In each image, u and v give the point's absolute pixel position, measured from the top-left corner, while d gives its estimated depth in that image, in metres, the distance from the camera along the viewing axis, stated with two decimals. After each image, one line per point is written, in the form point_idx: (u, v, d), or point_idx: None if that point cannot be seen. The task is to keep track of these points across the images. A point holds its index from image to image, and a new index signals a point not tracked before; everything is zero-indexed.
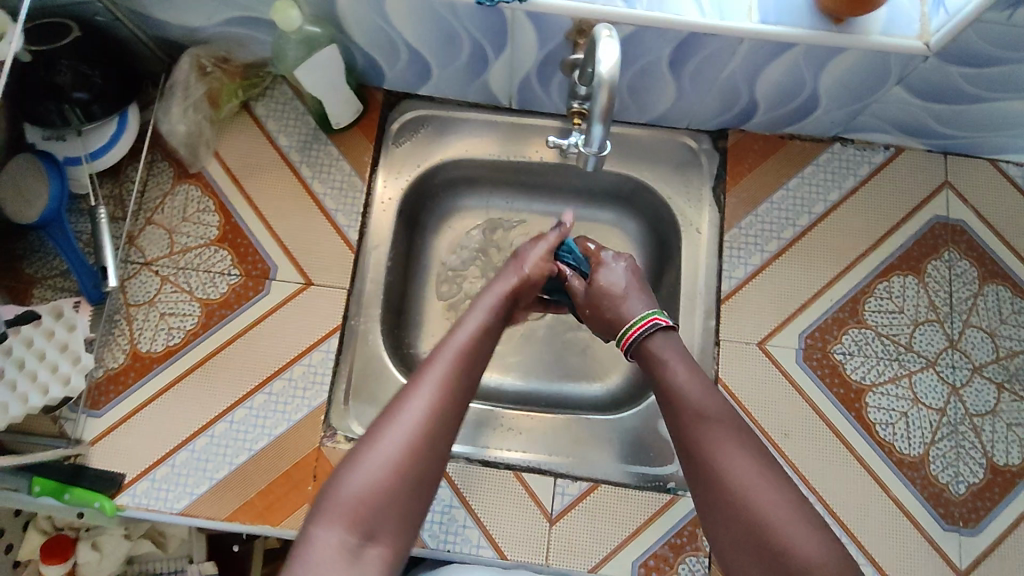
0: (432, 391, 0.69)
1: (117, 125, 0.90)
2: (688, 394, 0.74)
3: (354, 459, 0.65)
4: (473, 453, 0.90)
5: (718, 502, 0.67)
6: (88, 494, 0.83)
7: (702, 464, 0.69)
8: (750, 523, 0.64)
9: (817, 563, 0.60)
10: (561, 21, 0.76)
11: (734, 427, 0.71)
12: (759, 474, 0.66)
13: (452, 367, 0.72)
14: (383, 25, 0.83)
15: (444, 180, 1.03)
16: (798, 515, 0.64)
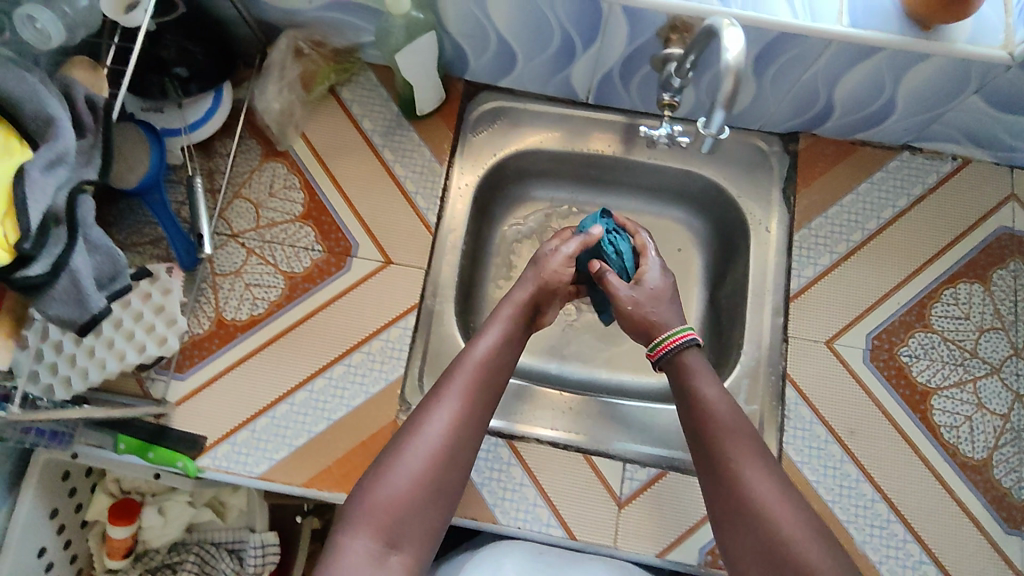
0: (453, 408, 0.72)
1: (213, 99, 0.92)
2: (712, 405, 0.73)
3: (376, 474, 0.68)
4: (507, 427, 0.92)
5: (738, 528, 0.67)
6: (169, 454, 0.85)
7: (725, 485, 0.69)
8: (772, 555, 0.64)
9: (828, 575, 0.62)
10: (656, 17, 0.79)
11: (755, 439, 0.71)
12: (781, 491, 0.67)
13: (469, 380, 0.74)
14: (479, 16, 0.86)
15: (517, 171, 1.06)
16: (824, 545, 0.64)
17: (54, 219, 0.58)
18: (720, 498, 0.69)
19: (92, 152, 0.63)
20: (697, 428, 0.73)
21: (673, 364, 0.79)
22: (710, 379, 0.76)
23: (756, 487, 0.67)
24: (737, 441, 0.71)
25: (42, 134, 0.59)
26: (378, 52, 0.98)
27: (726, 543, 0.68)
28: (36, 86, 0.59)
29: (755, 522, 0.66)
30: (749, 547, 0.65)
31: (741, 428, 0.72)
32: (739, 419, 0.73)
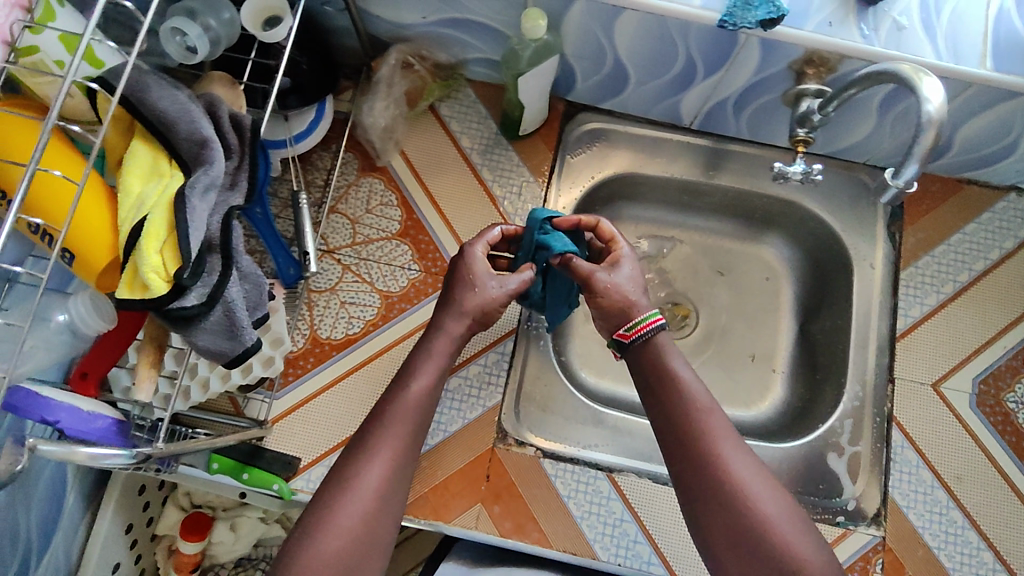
0: (386, 456, 0.67)
1: (318, 110, 0.89)
2: (683, 388, 0.72)
3: (305, 532, 0.62)
4: (558, 449, 0.88)
5: (713, 523, 0.65)
6: (265, 476, 0.81)
7: (696, 478, 0.67)
8: (752, 540, 0.63)
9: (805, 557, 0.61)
10: (793, 50, 0.76)
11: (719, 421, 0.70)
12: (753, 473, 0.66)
13: (406, 426, 0.70)
14: (602, 40, 0.83)
15: (611, 193, 1.04)
16: (796, 531, 0.63)
17: (209, 247, 0.55)
18: (693, 490, 0.67)
19: (237, 174, 0.60)
20: (664, 416, 0.72)
21: (644, 347, 0.75)
22: (675, 358, 0.74)
23: (730, 474, 0.66)
24: (701, 427, 0.69)
25: (195, 156, 0.57)
26: (482, 69, 0.96)
27: (705, 539, 0.66)
28: (188, 106, 0.56)
29: (729, 517, 0.64)
30: (726, 544, 0.64)
31: (701, 412, 0.70)
32: (704, 401, 0.71)
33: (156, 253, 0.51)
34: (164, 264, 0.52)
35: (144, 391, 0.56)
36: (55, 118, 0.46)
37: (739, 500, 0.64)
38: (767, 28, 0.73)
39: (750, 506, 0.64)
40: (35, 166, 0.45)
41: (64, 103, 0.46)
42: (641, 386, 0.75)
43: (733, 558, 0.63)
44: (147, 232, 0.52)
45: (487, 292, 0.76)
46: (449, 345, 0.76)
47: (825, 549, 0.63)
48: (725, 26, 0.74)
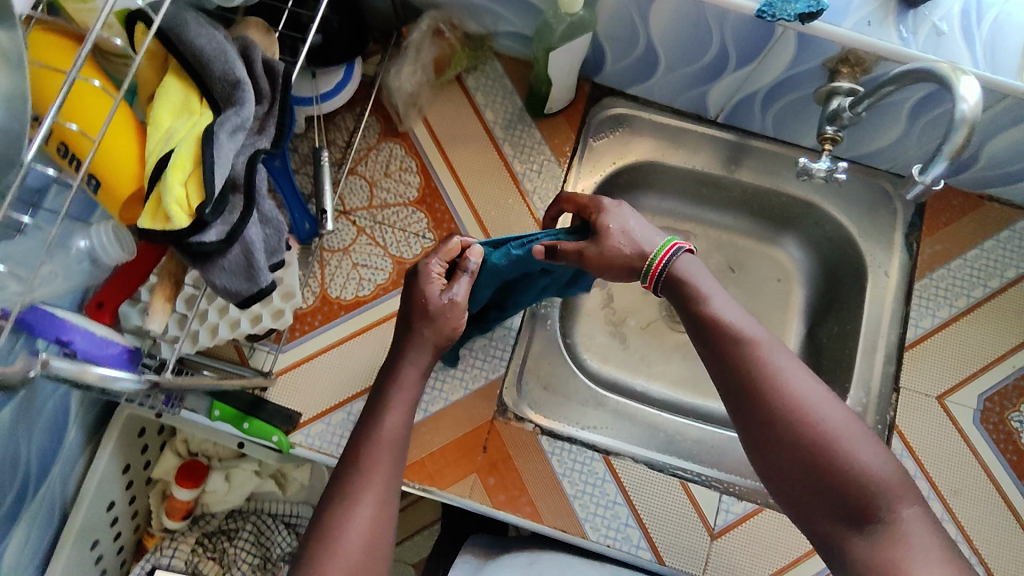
0: (370, 498, 0.61)
1: (347, 71, 0.89)
2: (720, 315, 0.66)
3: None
4: (557, 429, 0.89)
5: (766, 447, 0.59)
6: (266, 428, 0.83)
7: (742, 400, 0.61)
8: (820, 469, 0.56)
9: (880, 477, 0.55)
10: (829, 47, 0.76)
11: (769, 345, 0.63)
12: (815, 393, 0.59)
13: (382, 462, 0.63)
14: (636, 22, 0.83)
15: (630, 180, 1.04)
16: (859, 443, 0.56)
17: (232, 186, 0.56)
18: (740, 413, 0.62)
19: (266, 120, 0.61)
20: (704, 339, 0.66)
21: (672, 278, 0.70)
22: (708, 280, 0.69)
23: (780, 391, 0.59)
24: (744, 344, 0.63)
25: (226, 97, 0.57)
26: (512, 43, 0.96)
27: (759, 465, 0.60)
28: (224, 46, 0.57)
29: (782, 438, 0.58)
30: (782, 467, 0.58)
31: (740, 329, 0.64)
32: (743, 318, 0.66)
33: (179, 185, 0.52)
34: (187, 197, 0.52)
35: (156, 322, 0.56)
36: (95, 33, 0.46)
37: (790, 418, 0.58)
38: (804, 21, 0.73)
39: (805, 425, 0.57)
40: (76, 74, 0.45)
41: (104, 21, 0.47)
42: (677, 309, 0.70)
43: (791, 482, 0.58)
44: (173, 164, 0.52)
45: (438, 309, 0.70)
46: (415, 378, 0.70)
47: (894, 463, 0.56)
48: (763, 17, 0.74)
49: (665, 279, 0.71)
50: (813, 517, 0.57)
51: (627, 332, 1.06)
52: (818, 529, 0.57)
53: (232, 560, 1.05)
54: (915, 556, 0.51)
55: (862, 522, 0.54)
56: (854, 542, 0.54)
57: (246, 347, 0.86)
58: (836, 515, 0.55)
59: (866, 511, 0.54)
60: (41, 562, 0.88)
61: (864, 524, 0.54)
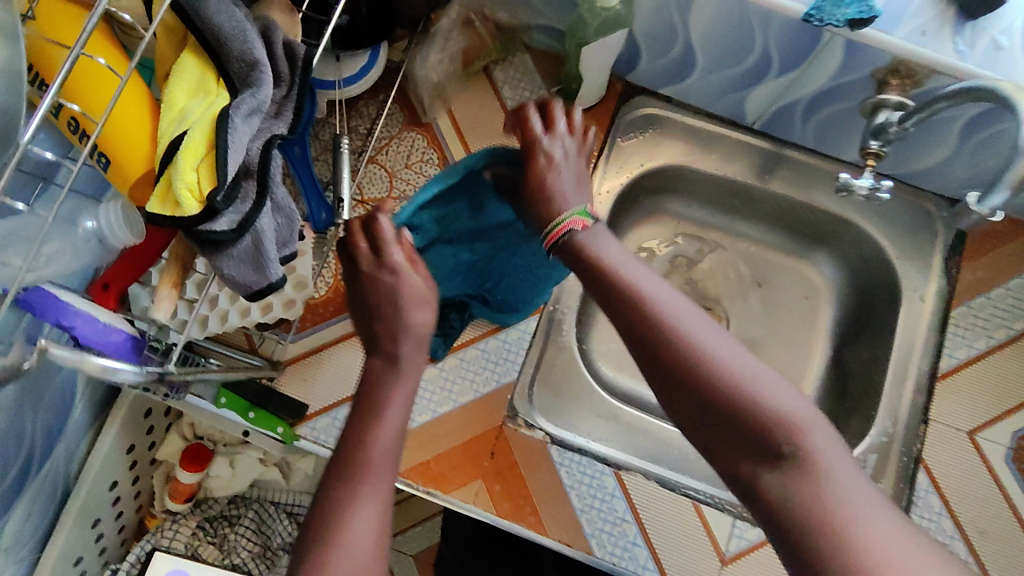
0: (373, 506, 0.54)
1: (370, 57, 0.87)
2: (618, 270, 0.62)
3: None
4: (570, 440, 0.85)
5: (676, 401, 0.54)
6: (270, 419, 0.82)
7: (649, 355, 0.56)
8: (728, 410, 0.51)
9: (790, 409, 0.50)
10: (878, 56, 0.72)
11: (667, 295, 0.59)
12: (710, 334, 0.55)
13: (382, 466, 0.57)
14: (675, 21, 0.79)
15: (657, 184, 1.00)
16: (776, 382, 0.52)
17: (245, 172, 0.53)
18: (650, 371, 0.56)
19: (284, 104, 0.58)
20: (604, 298, 0.62)
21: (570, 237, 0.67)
22: (608, 241, 0.65)
23: (681, 339, 0.55)
24: (642, 297, 0.59)
25: (243, 78, 0.54)
26: (544, 36, 0.92)
27: (677, 423, 0.55)
28: (244, 24, 0.54)
29: (688, 387, 0.53)
30: (698, 421, 0.53)
31: (636, 281, 0.60)
32: (642, 273, 0.62)
33: (191, 170, 0.50)
34: (198, 183, 0.50)
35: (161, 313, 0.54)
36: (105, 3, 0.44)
37: (694, 367, 0.53)
38: (855, 28, 0.69)
39: (708, 369, 0.53)
40: (80, 48, 0.43)
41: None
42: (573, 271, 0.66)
43: (706, 434, 0.53)
44: (186, 146, 0.50)
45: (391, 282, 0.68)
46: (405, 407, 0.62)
47: (807, 400, 0.52)
48: (811, 20, 0.69)
49: (567, 242, 0.67)
50: (739, 468, 0.51)
51: None
52: (745, 480, 0.50)
53: (232, 547, 1.04)
54: (846, 493, 0.46)
55: (789, 465, 0.48)
56: (782, 487, 0.48)
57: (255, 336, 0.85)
58: (755, 459, 0.50)
59: (794, 452, 0.49)
60: (43, 536, 0.88)
61: (780, 464, 0.49)
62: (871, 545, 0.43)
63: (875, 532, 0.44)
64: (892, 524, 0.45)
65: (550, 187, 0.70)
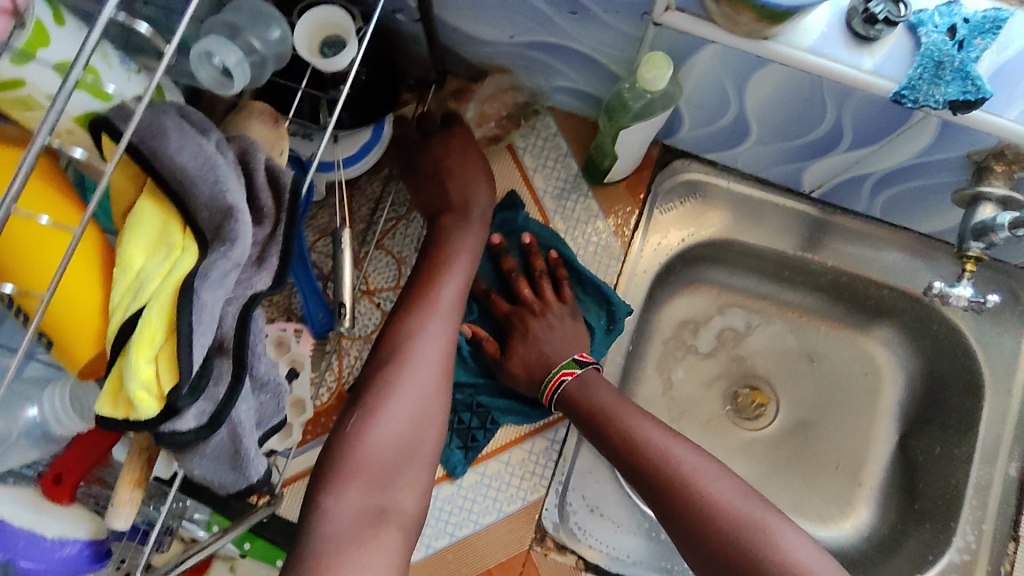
0: (436, 336, 0.63)
1: (372, 133, 0.75)
2: (638, 433, 0.67)
3: (349, 460, 0.55)
4: (609, 564, 0.75)
5: (695, 551, 0.61)
6: (269, 549, 0.72)
7: (673, 516, 0.63)
8: (747, 560, 0.58)
9: (804, 563, 0.58)
10: (981, 139, 0.60)
11: (681, 449, 0.66)
12: (718, 476, 0.64)
13: (448, 310, 0.65)
14: (730, 93, 0.67)
15: (698, 255, 0.89)
16: (785, 533, 0.60)
17: (218, 347, 0.43)
18: (676, 531, 0.63)
19: (268, 246, 0.47)
20: (627, 464, 0.67)
21: (581, 390, 0.72)
22: (603, 389, 0.72)
23: (698, 494, 0.62)
24: (662, 457, 0.65)
25: (215, 227, 0.43)
26: (569, 99, 0.80)
27: (701, 574, 0.61)
28: (215, 160, 0.43)
29: (709, 540, 0.60)
30: (717, 570, 0.60)
31: (655, 441, 0.66)
32: (650, 428, 0.68)
33: (147, 363, 0.39)
34: (157, 377, 0.40)
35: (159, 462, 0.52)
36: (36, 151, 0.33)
37: (709, 518, 0.61)
38: (958, 110, 0.57)
39: (724, 520, 0.60)
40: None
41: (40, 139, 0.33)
42: (599, 442, 0.69)
43: None
44: (140, 333, 0.39)
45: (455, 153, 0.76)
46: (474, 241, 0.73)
47: (814, 546, 0.60)
48: (901, 101, 0.58)
49: (564, 394, 0.72)
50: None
51: (687, 431, 0.90)
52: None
53: None
54: None
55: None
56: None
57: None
58: None
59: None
60: None
61: None
62: None
63: None
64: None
65: (533, 333, 0.76)
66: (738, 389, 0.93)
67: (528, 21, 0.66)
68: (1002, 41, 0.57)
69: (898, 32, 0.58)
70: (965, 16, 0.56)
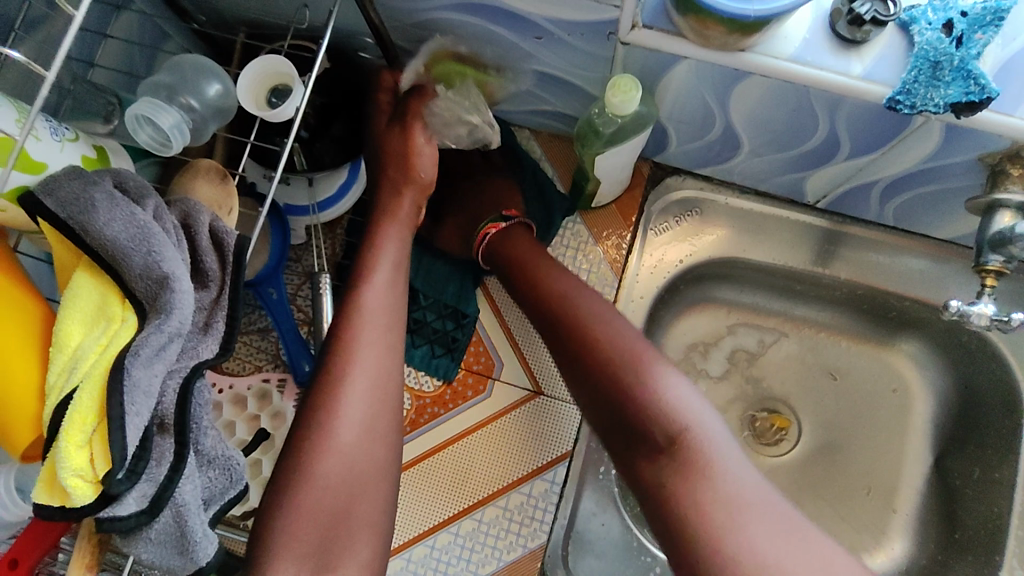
0: (362, 364, 0.55)
1: (349, 174, 0.72)
2: (544, 277, 0.64)
3: (277, 542, 0.50)
4: None
5: (580, 386, 0.59)
6: None
7: (567, 353, 0.60)
8: (623, 398, 0.55)
9: (674, 405, 0.54)
10: (992, 140, 0.54)
11: (583, 291, 0.63)
12: (614, 316, 0.60)
13: (377, 336, 0.57)
14: (712, 107, 0.63)
15: (701, 274, 0.83)
16: (664, 374, 0.56)
17: (159, 425, 0.41)
18: (568, 367, 0.60)
19: (214, 311, 0.45)
20: (533, 308, 0.64)
21: (501, 247, 0.70)
22: (525, 239, 0.70)
23: (590, 333, 0.59)
24: (561, 299, 0.62)
25: (153, 299, 0.41)
26: (550, 121, 0.78)
27: (583, 408, 0.59)
28: (149, 229, 0.41)
29: (590, 374, 0.58)
30: (597, 406, 0.57)
31: (560, 287, 0.63)
32: (561, 272, 0.65)
33: (79, 448, 0.38)
34: (91, 463, 0.38)
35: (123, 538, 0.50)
36: None
37: (597, 358, 0.58)
38: (961, 114, 0.51)
39: (609, 360, 0.57)
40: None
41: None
42: (511, 288, 0.67)
43: (600, 416, 0.57)
44: (70, 419, 0.38)
45: (392, 139, 0.65)
46: (399, 250, 0.63)
47: (696, 391, 0.56)
48: (896, 107, 0.53)
49: (490, 248, 0.71)
50: (631, 463, 0.55)
51: None
52: (648, 484, 0.53)
53: None
54: (727, 476, 0.51)
55: (680, 469, 0.51)
56: (671, 486, 0.51)
57: (233, 514, 0.68)
58: (644, 444, 0.54)
59: (689, 461, 0.51)
60: None
61: (665, 455, 0.53)
62: (742, 542, 0.48)
63: (760, 541, 0.48)
64: (764, 514, 0.49)
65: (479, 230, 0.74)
66: (755, 413, 0.85)
67: (496, 49, 0.64)
68: (1007, 33, 0.52)
69: (888, 31, 0.53)
70: (962, 9, 0.51)
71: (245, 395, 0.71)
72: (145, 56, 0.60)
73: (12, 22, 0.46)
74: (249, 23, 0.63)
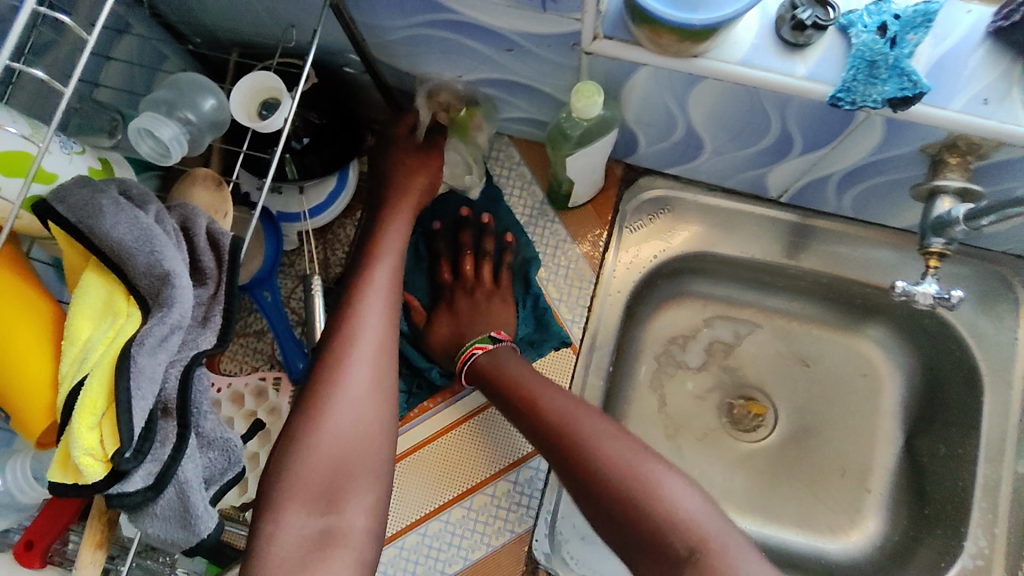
0: (366, 332, 0.63)
1: (338, 180, 0.77)
2: (538, 405, 0.68)
3: (287, 489, 0.56)
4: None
5: (593, 509, 0.62)
6: None
7: (574, 477, 0.63)
8: (641, 515, 0.59)
9: (686, 516, 0.58)
10: (930, 132, 0.58)
11: (577, 410, 0.66)
12: (612, 436, 0.63)
13: (377, 308, 0.65)
14: (674, 109, 0.67)
15: (675, 269, 0.87)
16: (671, 486, 0.59)
17: (163, 409, 0.45)
18: (577, 491, 0.63)
19: (211, 306, 0.49)
20: (533, 432, 0.68)
21: (491, 371, 0.73)
22: (512, 359, 0.74)
23: (594, 454, 0.62)
24: (559, 424, 0.65)
25: (156, 294, 0.45)
26: (525, 127, 0.83)
27: (600, 533, 0.62)
28: (151, 231, 0.45)
29: (601, 495, 0.61)
30: (613, 529, 0.60)
31: (555, 412, 0.67)
32: (552, 393, 0.69)
33: (90, 430, 0.42)
34: (101, 443, 0.42)
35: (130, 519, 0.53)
36: None
37: (604, 477, 0.61)
38: (897, 108, 0.55)
39: (619, 478, 0.60)
40: None
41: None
42: (509, 413, 0.70)
43: (619, 537, 0.60)
44: (82, 403, 0.42)
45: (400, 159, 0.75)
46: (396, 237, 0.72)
47: (705, 497, 0.60)
48: (838, 104, 0.57)
49: (476, 368, 0.75)
50: None
51: (682, 448, 0.87)
52: None
53: None
54: None
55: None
56: None
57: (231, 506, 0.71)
58: (668, 561, 0.57)
59: (711, 574, 0.55)
60: None
61: (689, 569, 0.56)
62: None
63: None
64: None
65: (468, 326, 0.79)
66: (732, 400, 0.89)
67: (470, 60, 0.68)
68: (938, 33, 0.57)
69: (830, 35, 0.57)
70: (894, 13, 0.56)
71: (243, 393, 0.75)
72: (142, 75, 0.64)
73: (22, 47, 0.51)
74: (240, 43, 0.68)
